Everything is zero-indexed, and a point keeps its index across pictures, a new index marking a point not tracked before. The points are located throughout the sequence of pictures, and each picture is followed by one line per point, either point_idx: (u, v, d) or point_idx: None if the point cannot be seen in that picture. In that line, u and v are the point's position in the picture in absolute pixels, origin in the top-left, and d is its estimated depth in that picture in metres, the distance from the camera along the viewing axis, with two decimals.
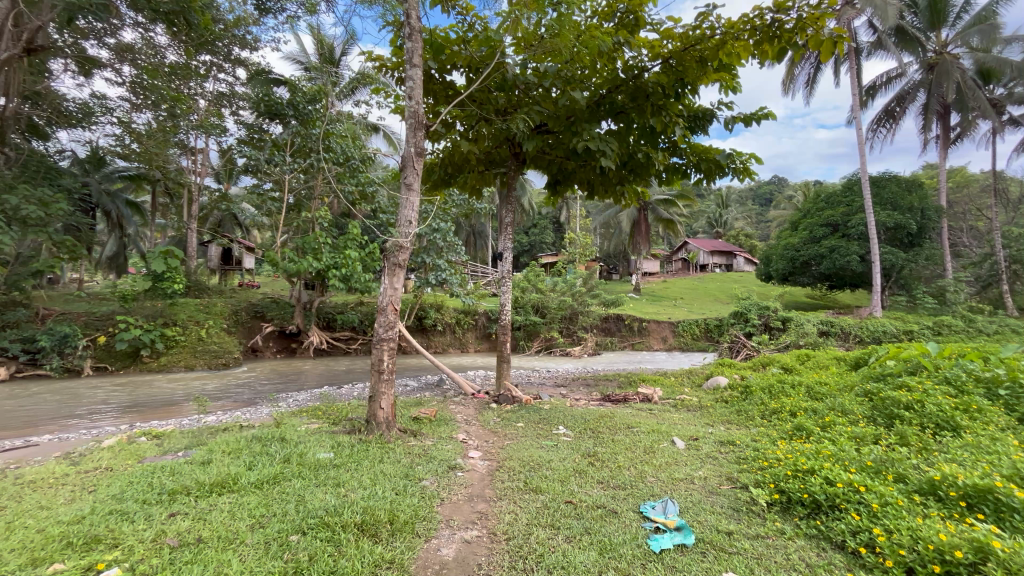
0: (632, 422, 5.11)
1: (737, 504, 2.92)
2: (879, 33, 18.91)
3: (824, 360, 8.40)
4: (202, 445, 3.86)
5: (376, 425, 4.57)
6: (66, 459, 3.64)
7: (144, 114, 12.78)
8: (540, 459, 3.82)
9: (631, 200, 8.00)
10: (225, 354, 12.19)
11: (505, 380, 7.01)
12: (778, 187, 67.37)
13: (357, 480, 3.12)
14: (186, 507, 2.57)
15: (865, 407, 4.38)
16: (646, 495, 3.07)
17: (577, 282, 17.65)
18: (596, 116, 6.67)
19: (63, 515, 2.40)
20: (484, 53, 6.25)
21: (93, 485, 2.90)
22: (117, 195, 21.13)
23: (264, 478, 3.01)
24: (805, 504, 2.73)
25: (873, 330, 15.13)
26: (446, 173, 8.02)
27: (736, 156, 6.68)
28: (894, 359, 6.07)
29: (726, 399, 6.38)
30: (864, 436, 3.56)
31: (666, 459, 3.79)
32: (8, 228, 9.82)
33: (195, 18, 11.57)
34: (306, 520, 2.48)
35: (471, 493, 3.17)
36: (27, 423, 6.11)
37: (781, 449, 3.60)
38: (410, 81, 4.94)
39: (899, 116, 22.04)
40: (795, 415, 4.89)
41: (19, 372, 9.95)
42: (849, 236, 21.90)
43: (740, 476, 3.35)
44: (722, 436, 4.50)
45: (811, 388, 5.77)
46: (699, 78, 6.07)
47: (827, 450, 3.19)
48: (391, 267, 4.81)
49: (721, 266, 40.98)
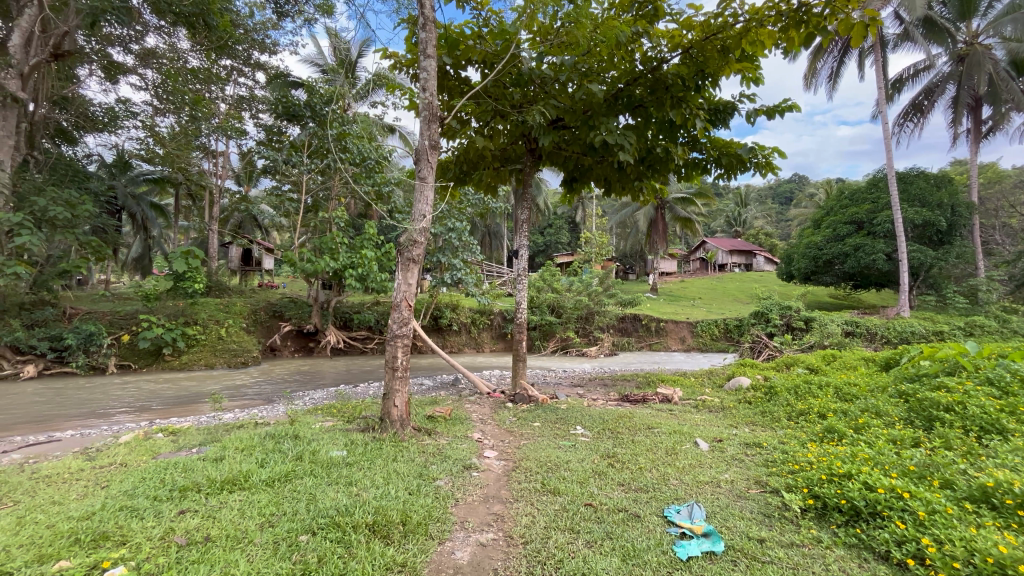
0: (652, 423, 4.95)
1: (768, 510, 2.76)
2: (906, 24, 18.33)
3: (851, 360, 8.11)
4: (216, 442, 3.83)
5: (390, 423, 4.51)
6: (84, 455, 3.65)
7: (167, 118, 13.06)
8: (558, 460, 3.70)
9: (650, 196, 7.84)
10: (244, 353, 12.32)
11: (521, 379, 6.90)
12: (799, 185, 66.04)
13: (370, 479, 3.05)
14: (197, 504, 2.52)
15: (901, 409, 4.16)
16: (669, 499, 2.94)
17: (593, 282, 17.48)
18: (614, 110, 6.52)
19: (73, 510, 2.37)
20: (498, 47, 6.14)
21: (106, 481, 2.88)
22: (142, 198, 21.68)
23: (275, 475, 2.95)
24: (843, 511, 2.56)
25: (901, 331, 14.63)
26: (461, 170, 7.93)
27: (759, 150, 6.45)
28: (929, 359, 5.78)
29: (750, 400, 6.18)
30: (902, 439, 3.36)
31: (689, 461, 3.64)
32: (37, 228, 10.09)
33: (213, 20, 11.58)
34: (317, 520, 2.41)
35: (487, 494, 3.08)
36: (54, 419, 6.24)
37: (812, 452, 3.41)
38: (424, 72, 4.86)
39: (927, 111, 21.35)
40: (825, 417, 4.68)
41: (46, 369, 10.23)
42: (874, 233, 21.21)
43: (770, 480, 3.18)
44: (747, 438, 4.31)
45: (840, 389, 5.54)
46: (720, 69, 5.85)
47: (864, 453, 3.01)
48: (405, 262, 4.72)
49: (740, 266, 40.26)
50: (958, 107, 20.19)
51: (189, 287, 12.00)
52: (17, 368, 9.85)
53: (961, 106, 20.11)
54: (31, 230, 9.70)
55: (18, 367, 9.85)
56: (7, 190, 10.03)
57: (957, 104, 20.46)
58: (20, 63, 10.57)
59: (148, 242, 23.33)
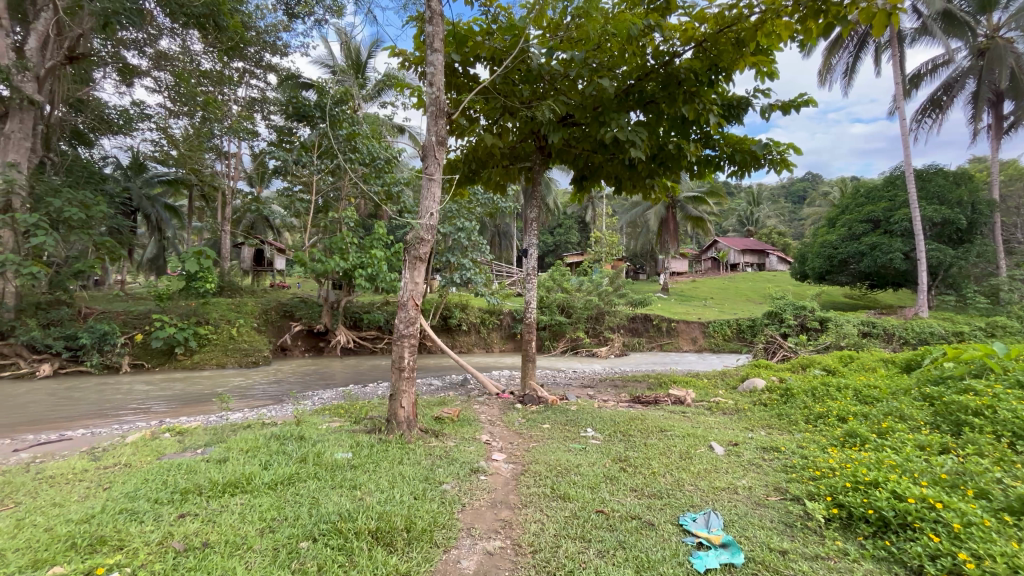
0: (665, 425, 4.83)
1: (790, 519, 2.63)
2: (924, 18, 17.92)
3: (870, 361, 7.88)
4: (221, 443, 3.78)
5: (396, 425, 4.44)
6: (89, 455, 3.63)
7: (180, 120, 13.19)
8: (568, 464, 3.59)
9: (661, 194, 7.68)
10: (255, 352, 12.38)
11: (531, 380, 6.80)
12: (813, 184, 65.13)
13: (375, 482, 2.98)
14: (197, 508, 2.47)
15: (926, 413, 3.99)
16: (684, 506, 2.82)
17: (603, 282, 17.32)
18: (625, 106, 6.42)
19: (73, 513, 2.33)
20: (508, 43, 6.07)
21: (108, 482, 2.84)
22: (157, 199, 21.94)
23: (279, 478, 2.90)
24: (870, 522, 2.43)
25: (919, 332, 14.27)
26: (469, 169, 7.83)
27: (774, 146, 6.27)
28: (953, 361, 5.58)
29: (765, 402, 6.03)
30: (929, 445, 3.21)
31: (704, 466, 3.52)
32: (52, 229, 10.21)
33: (224, 21, 11.61)
34: (318, 526, 2.34)
35: (494, 499, 2.99)
36: (68, 418, 6.28)
37: (835, 457, 3.27)
38: (431, 67, 4.79)
39: (946, 106, 20.84)
40: (845, 420, 4.52)
41: (61, 368, 10.38)
42: (892, 232, 20.76)
43: (790, 487, 3.05)
44: (764, 442, 4.18)
45: (860, 391, 5.35)
46: (735, 62, 5.70)
47: (890, 460, 2.87)
48: (412, 260, 4.65)
49: (753, 266, 39.75)
50: (979, 102, 19.69)
51: (201, 287, 12.06)
52: (33, 366, 10.03)
53: (981, 101, 19.62)
54: (46, 230, 9.81)
55: (34, 366, 10.03)
56: (24, 192, 10.15)
57: (977, 100, 19.96)
58: (37, 66, 10.75)
59: (162, 243, 23.62)
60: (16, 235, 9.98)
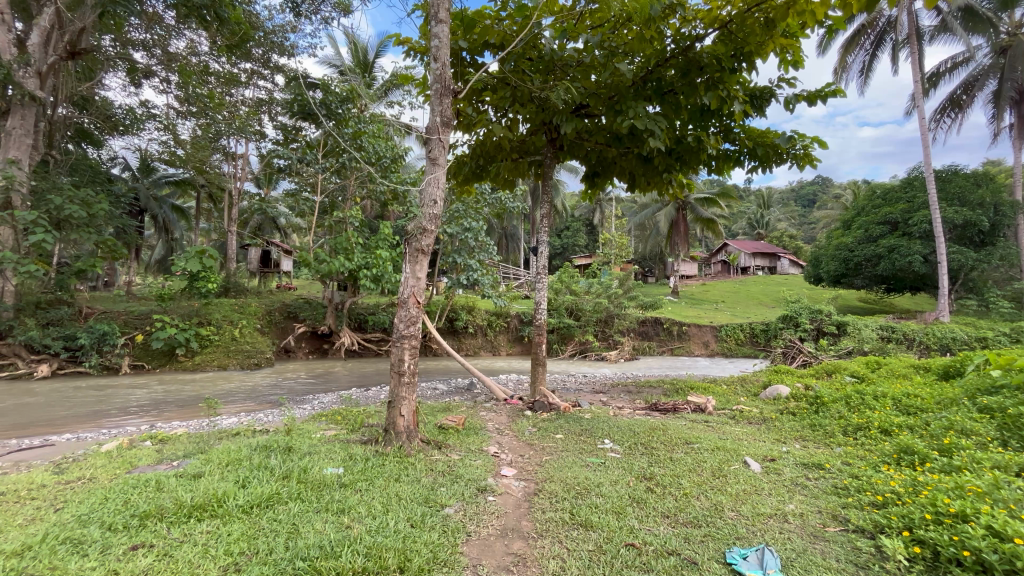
0: (689, 436, 4.42)
1: (860, 559, 2.27)
2: (943, 15, 17.27)
3: (900, 368, 7.44)
4: (201, 454, 3.46)
5: (395, 435, 4.08)
6: (54, 467, 3.27)
7: (186, 119, 12.99)
8: (589, 482, 3.20)
9: (677, 191, 7.27)
10: (257, 354, 12.06)
11: (541, 386, 6.39)
12: (824, 188, 64.21)
13: (366, 506, 2.61)
14: (155, 537, 2.14)
15: (990, 429, 3.59)
16: (729, 539, 2.43)
17: (613, 283, 16.90)
18: (642, 94, 6.04)
19: (8, 542, 2.02)
20: (518, 26, 5.65)
21: (64, 502, 2.50)
22: (165, 200, 21.82)
23: (256, 500, 2.54)
24: (965, 565, 2.05)
25: (941, 337, 13.68)
26: (477, 164, 7.37)
27: (799, 139, 5.88)
28: (1002, 368, 5.09)
29: (793, 412, 5.59)
30: (1007, 466, 2.81)
31: (743, 487, 3.11)
32: (54, 228, 9.96)
33: (226, 13, 11.08)
34: (294, 563, 1.99)
35: (505, 526, 2.61)
36: (58, 422, 5.99)
37: (897, 479, 2.86)
38: (435, 41, 4.44)
39: (966, 106, 20.14)
40: (890, 434, 4.12)
41: (60, 369, 10.12)
42: (910, 234, 20.11)
43: (850, 515, 2.67)
44: (803, 456, 3.77)
45: (902, 401, 4.92)
46: (761, 47, 5.28)
47: (974, 485, 2.47)
48: (413, 253, 4.28)
49: (764, 269, 39.05)
50: (1001, 101, 19.02)
51: (204, 287, 11.67)
52: (31, 367, 9.76)
53: (1003, 99, 18.97)
54: (45, 228, 9.51)
55: (32, 366, 9.77)
56: (24, 189, 9.88)
57: (999, 99, 19.30)
58: (39, 62, 10.55)
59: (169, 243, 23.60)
60: (16, 232, 9.71)
